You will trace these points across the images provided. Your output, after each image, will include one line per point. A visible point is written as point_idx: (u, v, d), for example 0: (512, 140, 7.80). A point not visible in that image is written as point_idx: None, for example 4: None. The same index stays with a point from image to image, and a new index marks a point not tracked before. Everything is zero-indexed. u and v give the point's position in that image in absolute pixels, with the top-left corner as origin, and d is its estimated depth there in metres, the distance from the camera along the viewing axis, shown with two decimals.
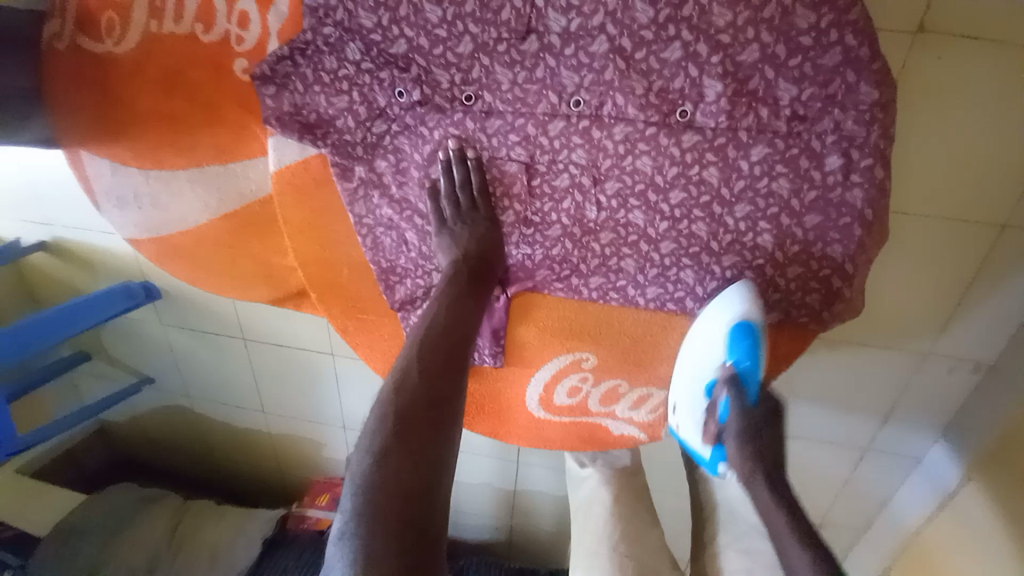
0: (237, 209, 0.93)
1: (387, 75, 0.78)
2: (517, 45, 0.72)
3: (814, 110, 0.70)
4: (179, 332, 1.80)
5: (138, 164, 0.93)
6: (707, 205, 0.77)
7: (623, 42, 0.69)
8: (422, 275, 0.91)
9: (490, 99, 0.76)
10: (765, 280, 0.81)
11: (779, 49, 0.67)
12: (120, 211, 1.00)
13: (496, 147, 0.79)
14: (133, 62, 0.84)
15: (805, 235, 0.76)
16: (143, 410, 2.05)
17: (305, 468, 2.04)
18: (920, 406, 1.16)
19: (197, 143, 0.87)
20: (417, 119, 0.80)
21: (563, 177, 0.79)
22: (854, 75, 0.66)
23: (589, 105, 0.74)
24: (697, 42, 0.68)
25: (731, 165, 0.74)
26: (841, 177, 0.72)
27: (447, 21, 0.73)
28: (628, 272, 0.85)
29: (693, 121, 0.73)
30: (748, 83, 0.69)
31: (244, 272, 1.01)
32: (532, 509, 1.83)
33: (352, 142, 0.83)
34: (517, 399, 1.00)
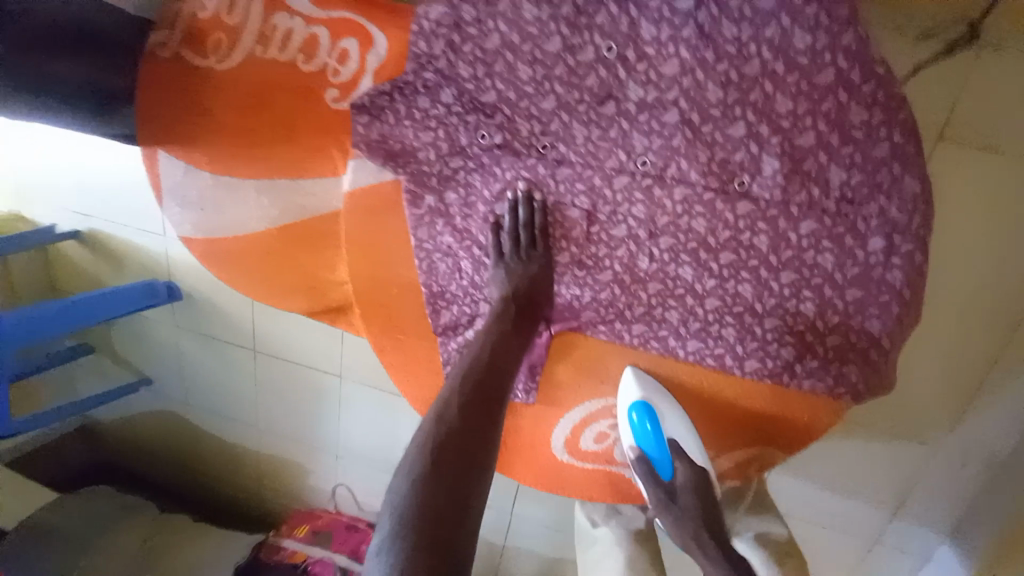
0: (296, 221, 0.97)
1: (473, 118, 0.85)
2: (596, 107, 0.80)
3: (861, 195, 0.76)
4: (191, 337, 1.79)
5: (210, 168, 0.98)
6: (755, 269, 0.83)
7: (692, 115, 0.77)
8: (470, 303, 0.94)
9: (564, 150, 0.83)
10: (805, 345, 0.85)
11: (833, 138, 0.74)
12: (180, 211, 1.04)
13: (562, 193, 0.86)
14: (234, 79, 0.91)
15: (845, 306, 0.82)
16: (133, 412, 1.99)
17: (288, 496, 1.95)
18: (929, 500, 1.15)
19: (273, 157, 0.93)
20: (492, 159, 0.87)
21: (620, 228, 0.86)
22: (900, 167, 0.73)
23: (653, 166, 0.81)
24: (760, 123, 0.75)
25: (781, 235, 0.80)
26: (882, 257, 0.78)
27: (535, 80, 0.80)
28: (670, 324, 0.90)
29: (749, 190, 0.79)
30: (802, 163, 0.76)
31: (286, 282, 1.03)
32: (517, 568, 1.75)
33: (428, 172, 0.90)
34: (540, 440, 1.01)
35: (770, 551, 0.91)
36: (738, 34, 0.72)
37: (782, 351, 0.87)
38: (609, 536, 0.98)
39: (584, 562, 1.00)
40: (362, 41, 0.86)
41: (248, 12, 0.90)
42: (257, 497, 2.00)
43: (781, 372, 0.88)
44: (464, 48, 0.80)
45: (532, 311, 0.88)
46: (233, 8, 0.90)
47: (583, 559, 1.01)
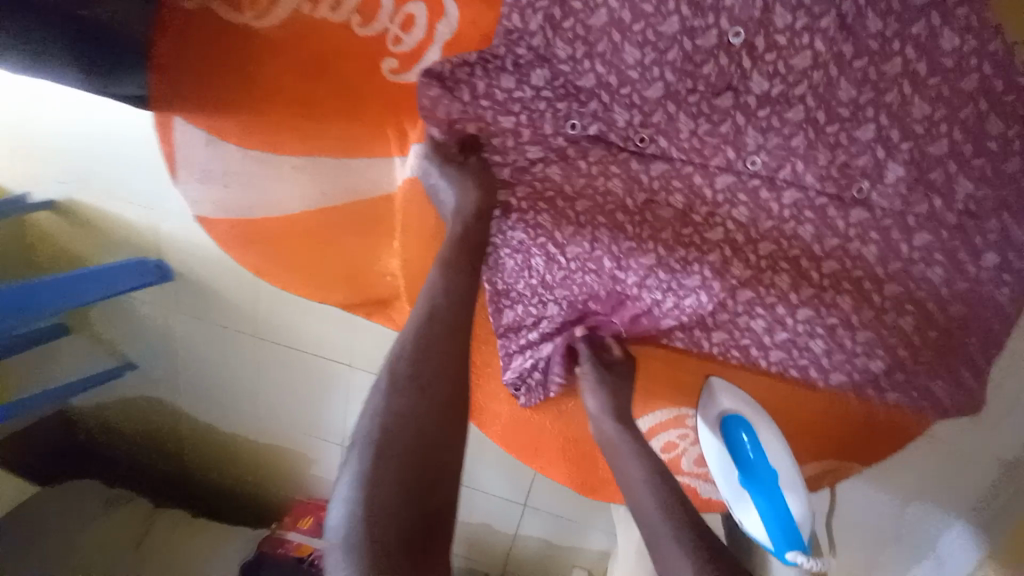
0: (339, 204, 0.90)
1: (564, 106, 0.80)
2: (710, 99, 0.76)
3: (985, 209, 0.76)
4: (184, 319, 1.64)
5: (240, 142, 0.89)
6: (858, 281, 0.81)
7: (818, 113, 0.74)
8: (560, 305, 0.90)
9: (665, 143, 0.80)
10: (896, 360, 0.85)
11: (967, 147, 0.74)
12: (201, 184, 0.93)
13: (656, 190, 0.82)
14: (281, 42, 0.86)
15: (947, 320, 0.82)
16: (118, 398, 1.85)
17: (286, 486, 1.87)
18: None
19: (326, 129, 0.88)
20: (578, 152, 0.82)
21: (717, 231, 0.82)
22: (1022, 185, 0.75)
23: (764, 166, 0.78)
24: (891, 127, 0.74)
25: (892, 246, 0.79)
26: (993, 274, 0.79)
27: (642, 65, 0.75)
28: (754, 333, 0.86)
29: (868, 198, 0.78)
30: (929, 173, 0.75)
31: (327, 271, 0.94)
32: (526, 559, 1.72)
33: (530, 164, 0.82)
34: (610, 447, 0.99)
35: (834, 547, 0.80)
36: (882, 29, 0.71)
37: (872, 361, 0.85)
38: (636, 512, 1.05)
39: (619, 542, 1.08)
40: (429, 8, 0.82)
41: None
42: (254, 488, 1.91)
43: (865, 383, 0.87)
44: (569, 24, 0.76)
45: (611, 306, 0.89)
46: None
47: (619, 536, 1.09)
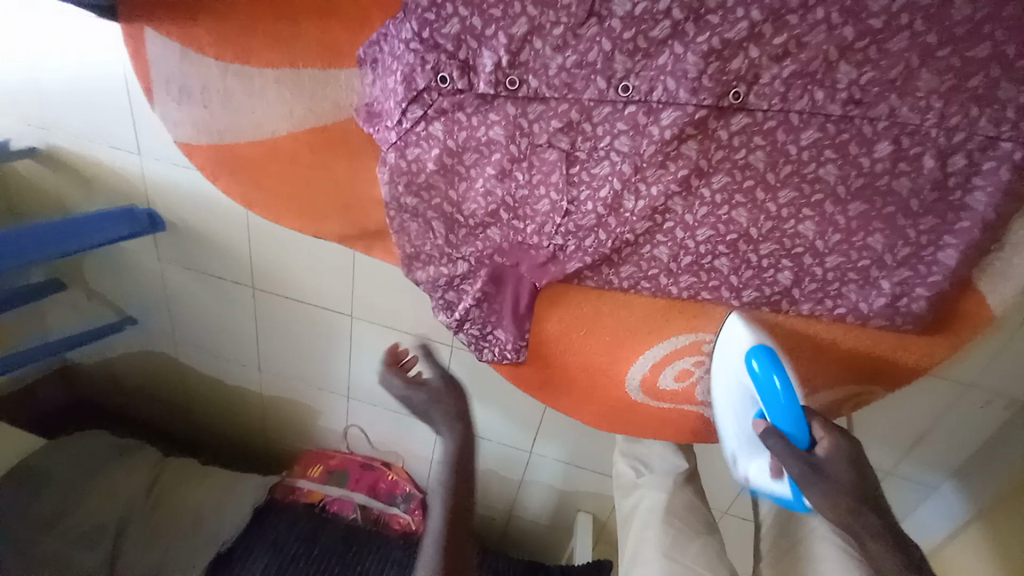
0: (325, 123, 0.81)
1: (432, 58, 0.63)
2: (574, 29, 0.59)
3: (951, 105, 0.56)
4: (177, 271, 1.59)
5: (216, 53, 0.79)
6: (890, 217, 0.63)
7: (765, 28, 0.55)
8: (501, 229, 0.74)
9: (536, 84, 0.63)
10: (868, 282, 0.67)
11: (930, 39, 0.54)
12: (179, 106, 0.85)
13: (536, 133, 0.66)
14: None
15: (917, 237, 0.64)
16: (117, 354, 1.82)
17: (295, 437, 1.88)
18: (945, 439, 1.10)
19: (299, 37, 0.76)
20: (454, 104, 0.66)
21: (603, 165, 0.66)
22: (998, 71, 0.55)
23: (774, 96, 0.59)
24: (845, 25, 0.54)
25: (851, 162, 0.60)
26: (961, 180, 0.60)
27: (503, 0, 0.59)
28: (721, 273, 0.71)
29: (895, 116, 0.58)
30: (890, 73, 0.56)
31: (318, 199, 0.87)
32: (531, 501, 1.73)
33: (426, 92, 0.65)
34: (613, 380, 0.85)
35: None
36: None
37: (915, 307, 0.67)
38: (647, 481, 0.99)
39: (624, 509, 1.00)
40: None
41: None
42: (261, 438, 1.93)
43: (843, 311, 0.70)
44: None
45: (517, 256, 0.77)
46: None
47: (624, 505, 1.02)
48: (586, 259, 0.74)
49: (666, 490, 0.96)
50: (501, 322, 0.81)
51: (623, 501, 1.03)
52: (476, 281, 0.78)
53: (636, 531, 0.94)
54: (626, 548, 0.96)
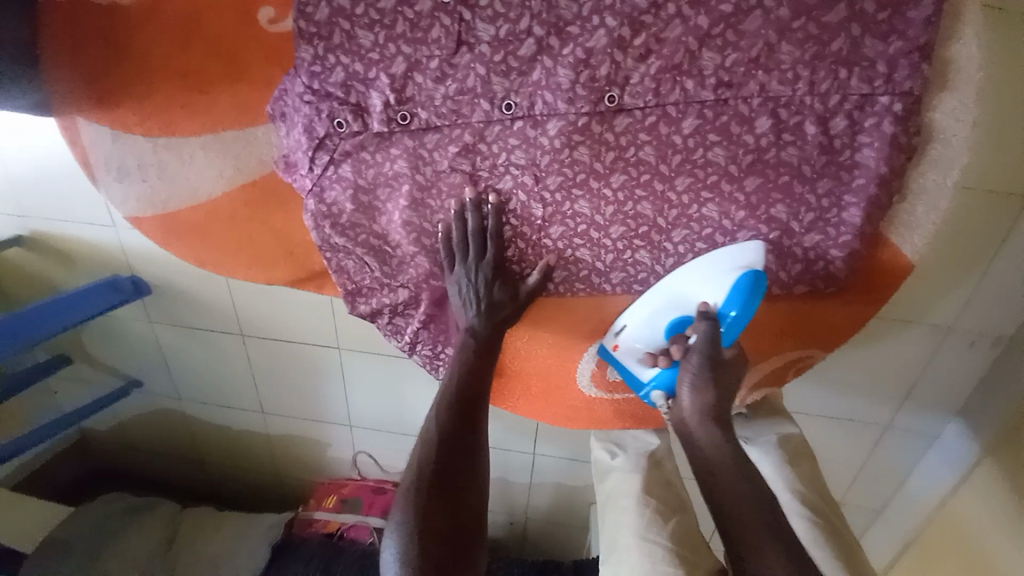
0: (254, 178, 0.83)
1: (326, 106, 0.67)
2: (448, 60, 0.62)
3: (820, 72, 0.57)
4: (170, 329, 1.65)
5: (144, 130, 0.81)
6: (787, 187, 0.64)
7: (623, 31, 0.58)
8: (427, 255, 0.77)
9: (426, 116, 0.66)
10: (784, 253, 0.68)
11: (783, 13, 0.55)
12: (121, 183, 0.87)
13: (438, 161, 0.69)
14: (153, 11, 0.73)
15: (818, 202, 0.64)
16: (129, 416, 1.89)
17: (307, 470, 1.92)
18: (939, 386, 1.06)
19: (215, 103, 0.78)
20: (357, 145, 0.69)
21: (507, 180, 0.69)
22: (859, 29, 0.55)
23: (647, 92, 0.61)
24: (697, 16, 0.56)
25: (736, 141, 0.62)
26: (847, 140, 0.60)
27: (378, 44, 0.62)
28: (644, 265, 0.73)
29: (767, 91, 0.59)
30: (751, 52, 0.57)
31: (262, 250, 0.89)
32: (545, 501, 1.74)
33: (328, 138, 0.68)
34: (565, 378, 0.86)
35: (787, 453, 0.88)
36: None
37: (832, 269, 0.68)
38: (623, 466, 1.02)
39: (602, 494, 1.03)
40: None
41: None
42: (275, 477, 1.97)
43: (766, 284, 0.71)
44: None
45: None
46: None
47: (599, 491, 1.04)
48: (514, 271, 0.77)
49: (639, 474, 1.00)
50: (450, 341, 0.84)
51: (600, 486, 1.06)
52: (421, 308, 0.82)
53: (613, 517, 0.96)
54: (604, 531, 0.99)
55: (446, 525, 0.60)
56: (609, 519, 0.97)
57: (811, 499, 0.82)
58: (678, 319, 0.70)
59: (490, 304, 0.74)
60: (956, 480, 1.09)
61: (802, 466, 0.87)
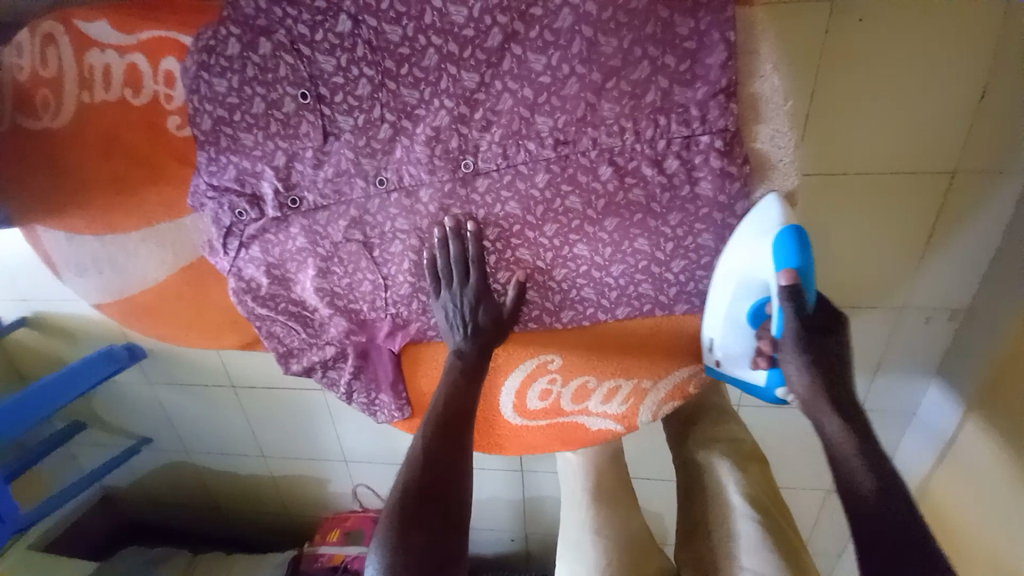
0: (192, 260, 0.92)
1: (227, 199, 0.75)
2: (321, 148, 0.70)
3: (642, 121, 0.62)
4: (168, 389, 1.76)
5: (91, 231, 0.90)
6: (642, 222, 0.69)
7: (462, 109, 0.64)
8: (343, 315, 0.84)
9: (313, 197, 0.73)
10: (658, 280, 0.73)
11: (595, 76, 0.61)
12: (81, 278, 0.96)
13: (333, 233, 0.76)
14: (77, 132, 0.81)
15: (673, 232, 0.69)
16: (145, 472, 2.01)
17: (313, 507, 1.99)
18: (901, 361, 1.08)
19: (143, 203, 0.86)
20: (260, 229, 0.77)
21: (396, 243, 0.76)
22: (667, 80, 0.60)
23: (497, 157, 0.67)
24: (522, 88, 0.62)
25: (586, 188, 0.67)
26: (685, 176, 0.65)
27: (259, 142, 0.70)
28: (537, 303, 0.79)
29: (600, 143, 0.64)
30: (577, 112, 0.63)
31: (211, 321, 0.98)
32: (544, 517, 1.74)
33: (234, 226, 0.77)
34: (490, 410, 0.90)
35: (735, 458, 0.90)
36: (470, 14, 0.59)
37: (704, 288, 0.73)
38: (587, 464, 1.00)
39: (566, 492, 1.00)
40: (181, 56, 0.77)
41: (58, 55, 0.77)
42: (285, 517, 2.05)
43: (650, 308, 0.76)
44: (214, 64, 0.67)
45: (370, 332, 0.86)
46: (44, 59, 0.78)
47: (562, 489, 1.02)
48: (424, 320, 0.83)
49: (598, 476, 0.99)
50: (382, 387, 0.90)
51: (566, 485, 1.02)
52: (349, 362, 0.89)
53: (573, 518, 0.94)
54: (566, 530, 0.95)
55: (424, 536, 0.65)
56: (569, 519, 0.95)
57: (756, 498, 0.84)
58: (760, 303, 0.66)
59: (479, 327, 0.77)
60: (932, 458, 1.11)
61: (751, 470, 0.88)
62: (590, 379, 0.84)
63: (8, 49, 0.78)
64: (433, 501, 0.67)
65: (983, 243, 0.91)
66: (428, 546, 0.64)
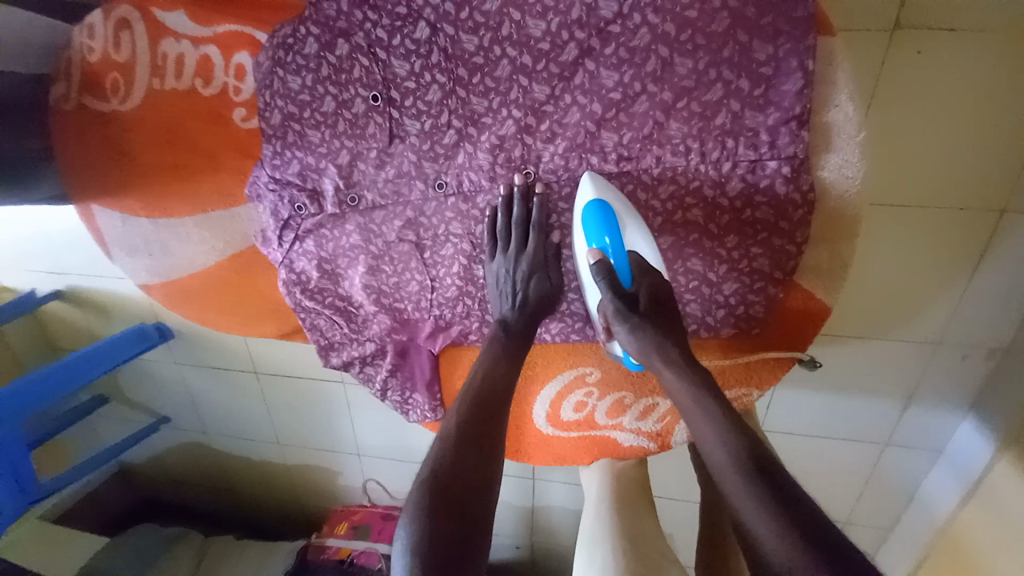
0: (241, 248, 0.94)
1: (288, 192, 0.77)
2: (384, 149, 0.71)
3: (709, 143, 0.63)
4: (193, 370, 1.78)
5: (147, 213, 0.92)
6: (697, 243, 0.69)
7: (529, 120, 0.65)
8: (387, 313, 0.85)
9: (371, 196, 0.75)
10: (706, 302, 0.73)
11: (666, 96, 0.61)
12: (131, 258, 0.98)
13: (386, 233, 0.77)
14: (144, 118, 0.84)
15: (728, 254, 0.69)
16: (161, 450, 2.04)
17: (322, 497, 2.00)
18: (937, 397, 1.06)
19: (200, 190, 0.89)
20: (316, 224, 0.78)
21: (448, 246, 0.77)
22: (738, 104, 0.61)
23: (559, 168, 0.68)
24: (591, 104, 0.63)
25: (645, 206, 0.68)
26: (746, 200, 0.65)
27: (325, 139, 0.72)
28: (581, 314, 0.80)
29: (664, 162, 0.65)
30: (644, 130, 0.64)
31: (253, 309, 1.00)
32: (553, 527, 1.73)
33: (291, 219, 0.79)
34: (522, 417, 0.90)
35: None
36: (548, 27, 0.60)
37: (753, 312, 0.73)
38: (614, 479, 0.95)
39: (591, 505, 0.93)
40: (252, 50, 0.79)
41: (132, 40, 0.80)
42: (294, 505, 2.06)
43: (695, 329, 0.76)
44: (290, 61, 0.69)
45: (412, 331, 0.87)
46: (117, 43, 0.80)
47: (586, 504, 0.95)
48: (467, 324, 0.84)
49: (628, 489, 0.94)
50: (416, 386, 0.91)
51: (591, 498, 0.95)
52: (387, 360, 0.90)
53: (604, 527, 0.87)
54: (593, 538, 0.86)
55: (460, 524, 0.57)
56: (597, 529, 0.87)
57: None
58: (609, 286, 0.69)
59: (526, 301, 0.74)
60: (958, 498, 1.08)
61: None
62: (626, 395, 0.84)
63: (80, 29, 0.81)
64: (469, 490, 0.61)
65: None
66: (470, 566, 0.55)
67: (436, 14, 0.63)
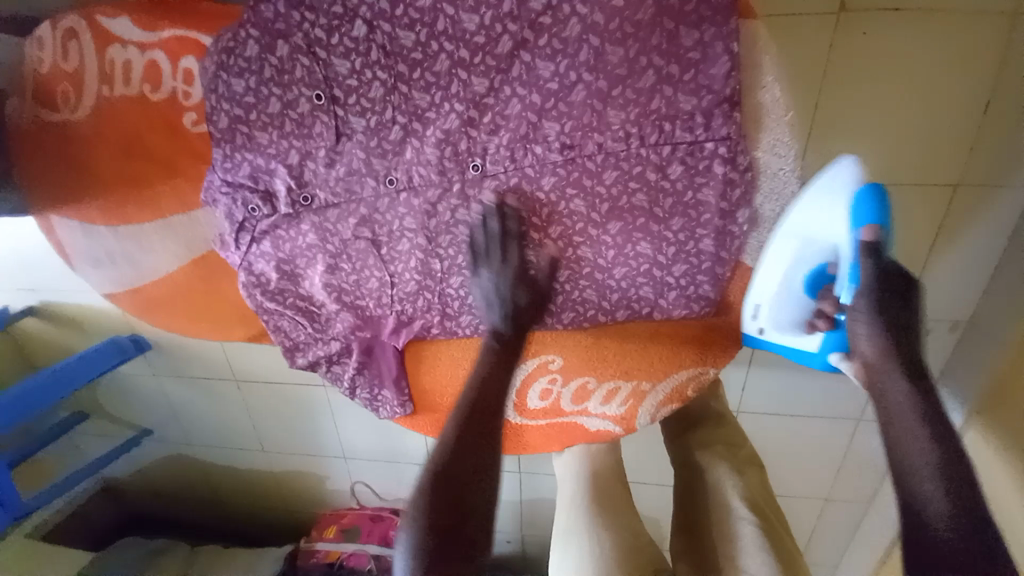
0: (202, 253, 0.94)
1: (241, 195, 0.77)
2: (332, 147, 0.72)
3: (647, 129, 0.64)
4: (172, 381, 1.77)
5: (105, 223, 0.91)
6: (644, 226, 0.70)
7: (471, 113, 0.66)
8: (349, 311, 0.86)
9: (323, 195, 0.75)
10: (658, 285, 0.75)
11: (601, 84, 0.63)
12: (94, 269, 0.96)
13: (342, 231, 0.78)
14: (99, 129, 0.83)
15: (675, 236, 0.70)
16: (146, 463, 2.02)
17: (311, 502, 1.99)
18: None
19: (159, 197, 0.89)
20: (272, 225, 0.79)
21: (403, 242, 0.77)
22: (671, 90, 0.62)
23: (505, 159, 0.69)
24: (530, 95, 0.64)
25: (591, 193, 0.69)
26: (688, 182, 0.67)
27: (273, 140, 0.73)
28: None
29: (605, 149, 0.66)
30: (583, 118, 0.65)
31: (217, 313, 1.00)
32: (541, 519, 1.74)
33: (246, 221, 0.79)
34: None
35: (734, 462, 0.90)
36: (481, 22, 0.62)
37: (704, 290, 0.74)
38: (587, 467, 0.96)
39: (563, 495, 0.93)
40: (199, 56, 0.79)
41: (78, 51, 0.79)
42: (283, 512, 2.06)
43: (649, 311, 0.77)
44: (232, 64, 0.69)
45: (376, 328, 0.88)
46: (65, 52, 0.79)
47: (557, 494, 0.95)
48: (428, 318, 0.84)
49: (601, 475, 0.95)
50: (384, 382, 0.91)
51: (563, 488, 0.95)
52: (353, 358, 0.90)
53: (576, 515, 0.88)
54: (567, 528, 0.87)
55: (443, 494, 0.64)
56: (570, 519, 0.88)
57: (751, 499, 0.84)
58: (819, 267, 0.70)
59: (487, 288, 0.74)
60: None
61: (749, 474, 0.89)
62: (591, 380, 0.86)
63: (28, 42, 0.80)
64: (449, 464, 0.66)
65: (986, 256, 0.92)
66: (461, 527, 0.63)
67: (372, 13, 0.64)
